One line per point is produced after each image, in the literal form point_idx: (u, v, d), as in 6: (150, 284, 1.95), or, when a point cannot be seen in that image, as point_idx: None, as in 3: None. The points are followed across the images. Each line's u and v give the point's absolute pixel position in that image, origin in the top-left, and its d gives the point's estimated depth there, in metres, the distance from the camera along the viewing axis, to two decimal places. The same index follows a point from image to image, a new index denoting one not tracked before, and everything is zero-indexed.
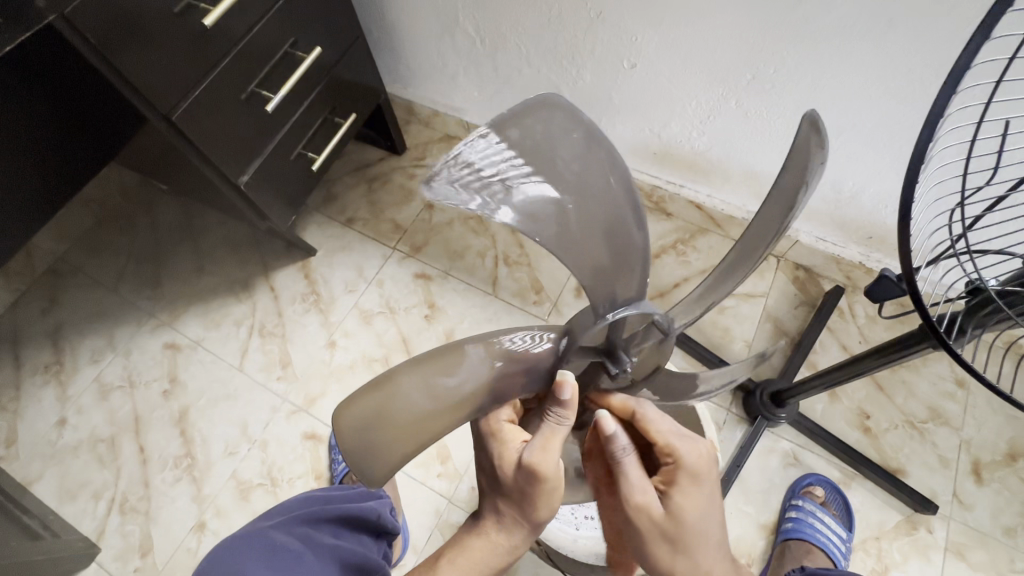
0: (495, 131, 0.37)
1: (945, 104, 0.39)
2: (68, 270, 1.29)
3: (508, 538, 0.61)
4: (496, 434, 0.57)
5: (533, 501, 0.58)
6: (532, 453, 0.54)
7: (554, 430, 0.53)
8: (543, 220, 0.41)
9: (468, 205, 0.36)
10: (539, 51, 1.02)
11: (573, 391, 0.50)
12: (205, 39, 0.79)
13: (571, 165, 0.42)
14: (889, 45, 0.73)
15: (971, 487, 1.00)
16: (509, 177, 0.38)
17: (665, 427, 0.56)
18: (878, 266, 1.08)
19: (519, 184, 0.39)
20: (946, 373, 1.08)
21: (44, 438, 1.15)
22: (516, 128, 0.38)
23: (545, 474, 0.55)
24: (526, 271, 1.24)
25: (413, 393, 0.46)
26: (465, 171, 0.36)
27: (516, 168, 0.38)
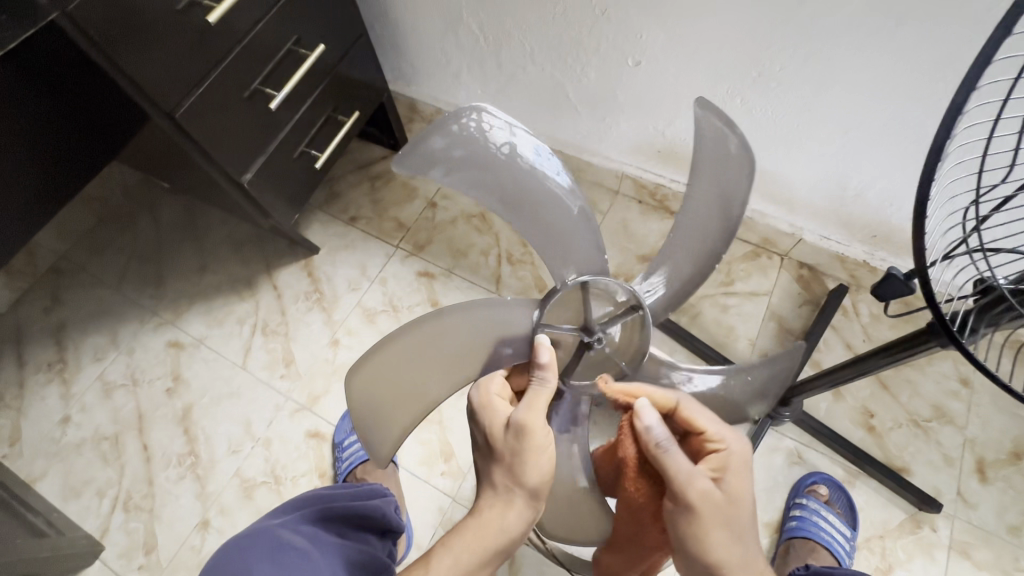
0: (464, 115, 0.49)
1: (963, 100, 0.38)
2: (70, 268, 1.29)
3: (506, 513, 0.58)
4: (486, 403, 0.60)
5: (527, 464, 0.57)
6: (520, 413, 0.56)
7: (537, 392, 0.57)
8: (484, 188, 0.54)
9: (429, 168, 0.51)
10: (544, 49, 1.02)
11: (550, 352, 0.56)
12: (208, 36, 0.79)
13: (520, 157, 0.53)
14: (897, 43, 0.72)
15: (975, 486, 1.00)
16: (466, 152, 0.51)
17: (706, 416, 0.58)
18: (883, 264, 1.07)
19: (471, 157, 0.51)
20: (950, 371, 1.07)
21: (47, 436, 1.16)
22: (479, 113, 0.50)
23: (534, 431, 0.56)
24: (529, 270, 1.24)
25: (408, 360, 0.57)
26: (437, 134, 0.50)
27: (472, 144, 0.51)
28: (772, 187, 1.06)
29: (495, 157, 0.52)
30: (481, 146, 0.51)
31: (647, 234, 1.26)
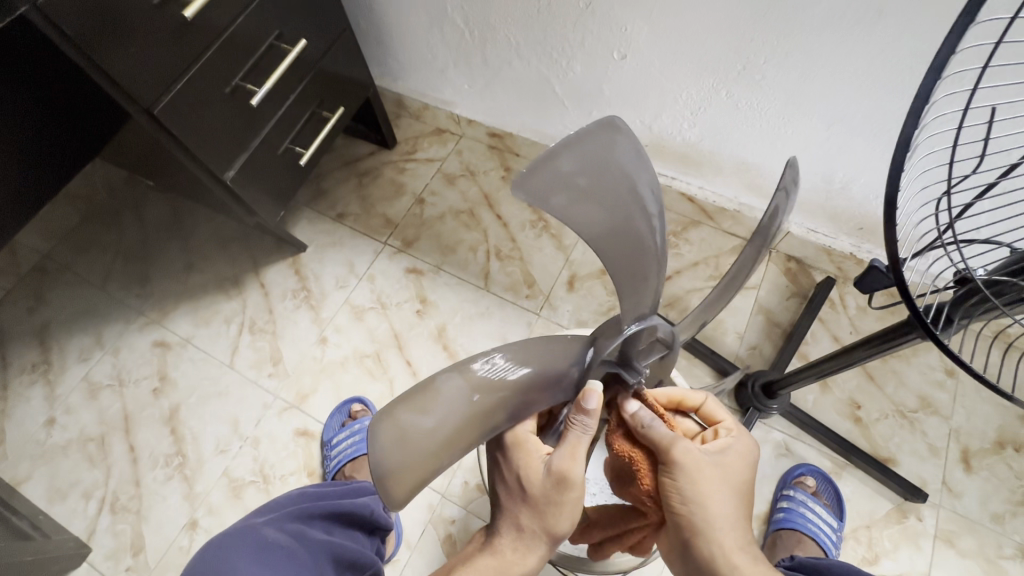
0: (615, 129, 0.42)
1: (929, 92, 0.38)
2: (54, 268, 1.28)
3: (528, 553, 0.62)
4: (519, 443, 0.60)
5: (558, 510, 0.59)
6: (559, 461, 0.58)
7: (579, 438, 0.57)
8: (590, 218, 0.45)
9: (563, 168, 0.41)
10: (529, 43, 1.01)
11: (599, 399, 0.55)
12: (186, 32, 0.78)
13: (636, 198, 0.46)
14: (880, 33, 0.72)
15: (960, 475, 1.01)
16: (599, 166, 0.43)
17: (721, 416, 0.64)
18: (869, 257, 1.08)
19: (601, 174, 0.43)
20: (936, 362, 1.08)
21: (31, 438, 1.14)
22: (621, 140, 0.43)
23: (573, 481, 0.58)
24: (517, 265, 1.23)
25: (410, 402, 0.50)
26: (588, 140, 0.41)
27: (614, 160, 0.43)
28: (759, 180, 1.06)
29: (614, 185, 0.44)
30: (614, 169, 0.44)
31: None
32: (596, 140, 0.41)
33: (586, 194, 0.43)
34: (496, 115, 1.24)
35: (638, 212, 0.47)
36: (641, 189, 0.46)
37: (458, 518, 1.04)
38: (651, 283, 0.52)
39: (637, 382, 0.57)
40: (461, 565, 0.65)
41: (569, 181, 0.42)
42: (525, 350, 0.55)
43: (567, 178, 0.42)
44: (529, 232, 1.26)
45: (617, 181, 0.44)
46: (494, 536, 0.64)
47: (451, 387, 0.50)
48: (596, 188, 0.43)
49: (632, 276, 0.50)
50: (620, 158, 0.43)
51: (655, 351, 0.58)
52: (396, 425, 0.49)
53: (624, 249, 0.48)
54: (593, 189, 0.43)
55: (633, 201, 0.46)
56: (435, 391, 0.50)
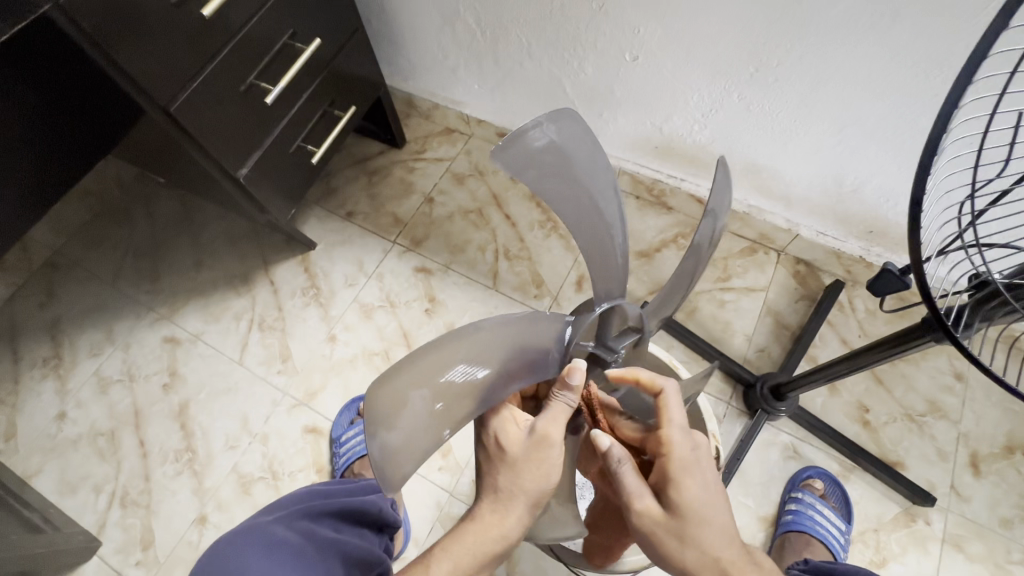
0: (555, 118, 0.49)
1: (959, 96, 0.38)
2: (66, 264, 1.28)
3: (508, 519, 0.60)
4: (496, 411, 0.60)
5: (538, 472, 0.59)
6: (541, 423, 0.58)
7: (562, 408, 0.58)
8: (555, 194, 0.52)
9: (523, 150, 0.48)
10: (541, 44, 1.01)
11: (583, 376, 0.55)
12: (203, 32, 0.79)
13: (587, 174, 0.53)
14: (895, 38, 0.72)
15: (968, 480, 1.01)
16: (552, 147, 0.50)
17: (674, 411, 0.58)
18: (879, 260, 1.08)
19: (554, 153, 0.50)
20: (945, 366, 1.08)
21: (43, 432, 1.15)
22: (559, 126, 0.50)
23: (554, 442, 0.58)
24: (526, 265, 1.24)
25: (372, 418, 0.49)
26: (538, 129, 0.48)
27: (558, 142, 0.50)
28: (769, 182, 1.06)
29: (570, 165, 0.52)
30: (563, 150, 0.51)
31: (645, 229, 1.26)
32: (555, 124, 0.50)
33: (548, 173, 0.50)
34: (507, 116, 1.24)
35: (591, 196, 0.55)
36: (588, 170, 0.53)
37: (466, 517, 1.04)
38: (617, 264, 0.59)
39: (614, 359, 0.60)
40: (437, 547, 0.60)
41: (532, 162, 0.49)
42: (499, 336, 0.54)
43: (529, 159, 0.49)
44: (538, 233, 1.27)
45: (573, 163, 0.52)
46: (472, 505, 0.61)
47: (410, 397, 0.50)
48: (556, 167, 0.51)
49: (598, 248, 0.57)
50: (576, 143, 0.51)
51: (627, 335, 0.62)
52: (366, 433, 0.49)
53: (587, 223, 0.55)
54: (557, 167, 0.51)
55: (587, 182, 0.54)
56: (397, 404, 0.49)
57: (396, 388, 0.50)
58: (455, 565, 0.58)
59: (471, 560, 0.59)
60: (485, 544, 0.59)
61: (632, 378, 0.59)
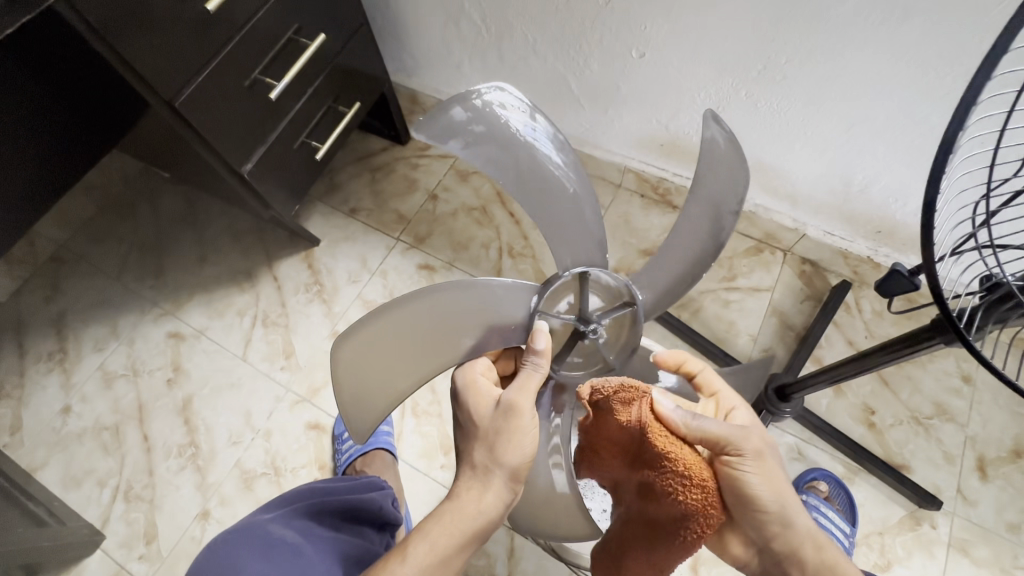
0: (500, 92, 0.52)
1: (978, 90, 0.38)
2: (71, 258, 1.29)
3: (484, 496, 0.57)
4: (470, 383, 0.61)
5: (511, 445, 0.57)
6: (510, 393, 0.59)
7: (531, 374, 0.59)
8: (503, 166, 0.55)
9: (460, 127, 0.51)
10: (546, 40, 1.00)
11: (547, 340, 0.59)
12: (208, 25, 0.78)
13: (539, 144, 0.55)
14: (906, 35, 0.71)
15: (975, 484, 1.00)
16: (497, 119, 0.53)
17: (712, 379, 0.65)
18: (887, 260, 1.07)
19: (501, 126, 0.53)
20: (952, 368, 1.07)
21: (48, 425, 1.16)
22: (506, 99, 0.52)
23: (523, 413, 0.58)
24: (529, 264, 1.23)
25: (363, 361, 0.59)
26: (480, 104, 0.52)
27: (505, 114, 0.53)
28: (775, 181, 1.05)
29: (519, 134, 0.54)
30: (511, 120, 0.53)
31: (649, 228, 1.25)
32: (478, 101, 0.51)
33: (493, 145, 0.54)
34: None
35: (536, 158, 0.56)
36: (541, 139, 0.55)
37: None
38: (583, 225, 0.60)
39: (588, 331, 0.62)
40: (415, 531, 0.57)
41: (472, 137, 0.53)
42: (454, 295, 0.58)
43: (469, 134, 0.52)
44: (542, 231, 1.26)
45: (507, 130, 0.53)
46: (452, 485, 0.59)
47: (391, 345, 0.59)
48: (488, 142, 0.54)
49: (559, 219, 0.59)
50: (508, 114, 0.53)
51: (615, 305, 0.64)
52: (356, 372, 0.59)
53: (545, 194, 0.58)
54: (490, 137, 0.53)
55: (530, 151, 0.55)
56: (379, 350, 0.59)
57: (360, 352, 0.59)
58: (432, 548, 0.55)
59: (449, 541, 0.55)
60: (461, 523, 0.56)
61: (676, 358, 0.65)
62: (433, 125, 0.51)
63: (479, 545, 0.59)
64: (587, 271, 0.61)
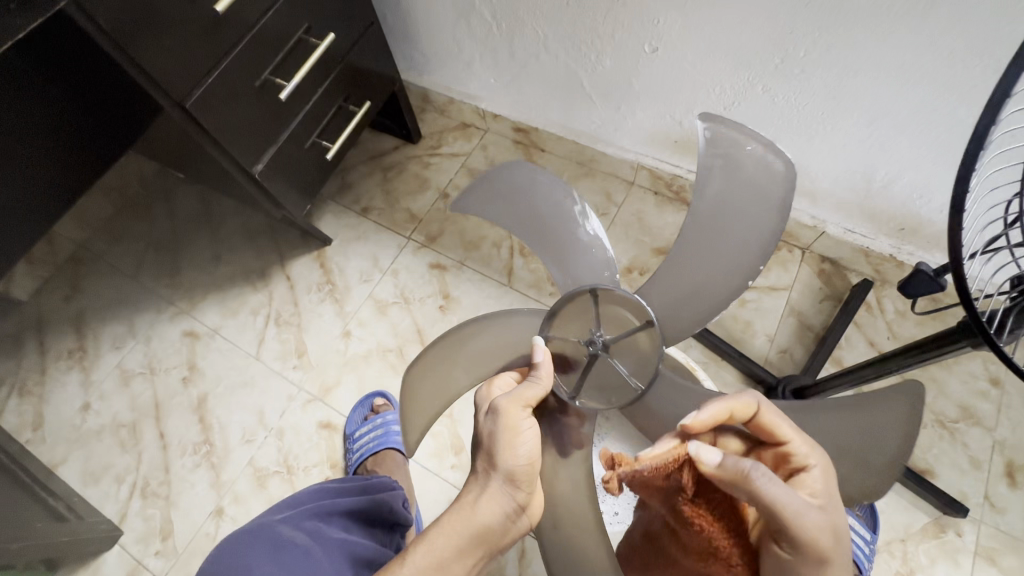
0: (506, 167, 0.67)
1: (1014, 80, 0.36)
2: (89, 258, 1.31)
3: (482, 502, 0.56)
4: (483, 394, 0.61)
5: (507, 452, 0.56)
6: (503, 401, 0.58)
7: (530, 387, 0.59)
8: (509, 219, 0.68)
9: (475, 196, 0.68)
10: (557, 36, 0.99)
11: (544, 351, 0.62)
12: (217, 26, 0.78)
13: (541, 194, 0.67)
14: (932, 25, 0.68)
15: (1004, 491, 0.97)
16: (505, 184, 0.67)
17: (780, 420, 0.55)
18: (910, 258, 1.03)
19: (507, 187, 0.67)
20: (979, 371, 1.03)
21: (68, 422, 1.18)
22: (508, 169, 0.66)
23: (514, 419, 0.57)
24: (541, 262, 1.22)
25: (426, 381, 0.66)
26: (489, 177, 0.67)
27: (511, 179, 0.67)
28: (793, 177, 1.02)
29: (522, 189, 0.67)
30: (514, 181, 0.67)
31: (663, 226, 1.23)
32: (502, 171, 0.67)
33: (502, 203, 0.68)
34: (523, 109, 1.22)
35: (540, 206, 0.67)
36: (542, 191, 0.66)
37: None
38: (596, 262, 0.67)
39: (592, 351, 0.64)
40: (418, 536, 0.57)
41: (485, 200, 0.68)
42: (490, 327, 0.67)
43: (483, 199, 0.68)
44: None
45: (512, 190, 0.67)
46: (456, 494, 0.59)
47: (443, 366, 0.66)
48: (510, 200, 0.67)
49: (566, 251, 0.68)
50: (525, 178, 0.66)
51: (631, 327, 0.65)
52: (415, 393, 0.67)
53: (548, 234, 0.68)
54: (499, 199, 0.68)
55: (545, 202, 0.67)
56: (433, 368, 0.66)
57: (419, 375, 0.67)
58: (430, 552, 0.55)
59: (449, 546, 0.55)
60: (462, 529, 0.56)
61: (723, 411, 0.54)
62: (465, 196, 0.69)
63: (488, 554, 0.58)
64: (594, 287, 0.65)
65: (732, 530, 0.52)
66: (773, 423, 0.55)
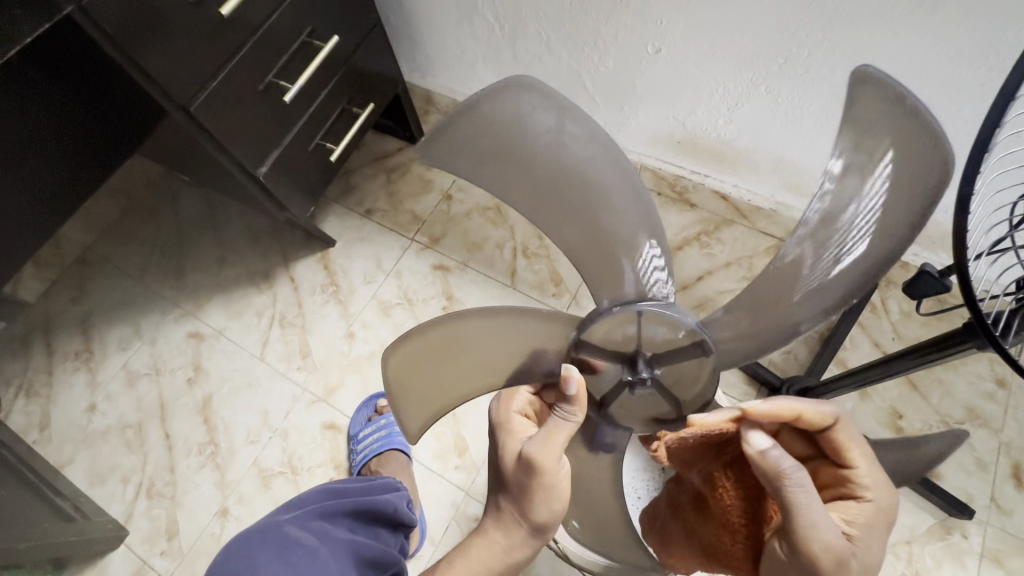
0: (526, 85, 0.48)
1: (1018, 81, 0.36)
2: (96, 260, 1.32)
3: (511, 538, 0.62)
4: (510, 429, 0.60)
5: (536, 500, 0.59)
6: (532, 452, 0.57)
7: (559, 425, 0.56)
8: (514, 165, 0.51)
9: (468, 119, 0.49)
10: (560, 38, 0.99)
11: (577, 386, 0.53)
12: (221, 29, 0.79)
13: (571, 137, 0.51)
14: (936, 25, 0.68)
15: (1010, 492, 0.96)
16: (518, 114, 0.49)
17: (856, 444, 0.54)
18: (916, 259, 1.04)
19: (521, 120, 0.49)
20: (985, 371, 1.03)
21: (75, 423, 1.19)
22: (529, 94, 0.48)
23: (546, 469, 0.57)
24: (544, 263, 1.22)
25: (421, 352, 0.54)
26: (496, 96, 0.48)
27: (531, 106, 0.49)
28: (797, 178, 1.02)
29: (544, 128, 0.50)
30: (534, 112, 0.49)
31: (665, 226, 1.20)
32: (488, 103, 0.48)
33: (508, 139, 0.50)
34: None
35: (564, 155, 0.51)
36: (568, 138, 0.51)
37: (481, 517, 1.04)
38: (627, 228, 0.55)
39: (635, 379, 0.56)
40: (451, 553, 0.66)
41: (483, 130, 0.49)
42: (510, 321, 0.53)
43: (480, 128, 0.49)
44: None
45: (526, 128, 0.49)
46: (482, 519, 0.65)
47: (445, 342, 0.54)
48: (503, 149, 0.50)
49: (585, 219, 0.55)
50: (550, 115, 0.49)
51: (684, 352, 0.55)
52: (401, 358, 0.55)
53: (564, 197, 0.54)
54: (505, 135, 0.49)
55: (558, 149, 0.51)
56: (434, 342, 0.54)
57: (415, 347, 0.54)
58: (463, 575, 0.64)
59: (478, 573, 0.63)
60: (491, 558, 0.63)
61: (795, 411, 0.53)
62: (430, 148, 0.50)
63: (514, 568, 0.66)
64: (641, 310, 0.53)
65: (751, 515, 0.53)
66: (846, 442, 0.54)
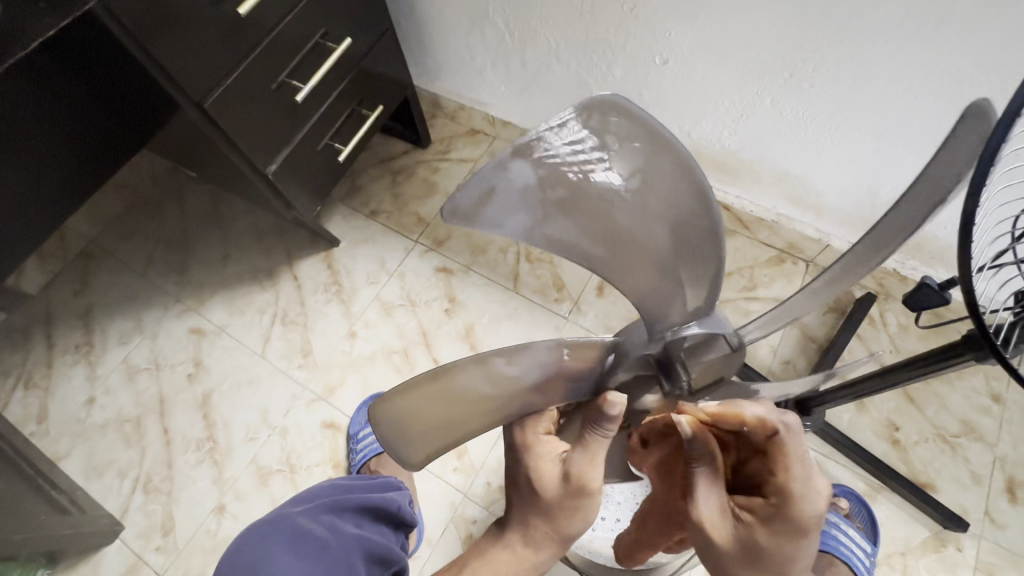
0: (615, 111, 0.43)
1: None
2: (99, 253, 1.32)
3: (543, 547, 0.64)
4: (539, 452, 0.58)
5: (572, 513, 0.60)
6: (575, 470, 0.57)
7: (599, 443, 0.56)
8: (591, 204, 0.45)
9: (550, 148, 0.42)
10: (569, 47, 1.01)
11: (622, 409, 0.50)
12: (239, 28, 0.80)
13: (654, 170, 0.46)
14: (937, 43, 0.70)
15: (1004, 505, 0.97)
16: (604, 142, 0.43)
17: (796, 457, 0.49)
18: (914, 273, 1.07)
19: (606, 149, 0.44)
20: (981, 386, 1.04)
21: (72, 416, 1.19)
22: (617, 119, 0.43)
23: (589, 485, 0.58)
24: (547, 269, 1.23)
25: (426, 397, 0.48)
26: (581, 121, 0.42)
27: (618, 135, 0.43)
28: (799, 190, 1.03)
29: (631, 159, 0.44)
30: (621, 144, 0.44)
31: None
32: (565, 132, 0.42)
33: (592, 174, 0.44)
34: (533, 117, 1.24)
35: (645, 190, 0.46)
36: (652, 173, 0.46)
37: (479, 519, 1.04)
38: (696, 270, 0.50)
39: (673, 388, 0.54)
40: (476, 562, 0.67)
41: (566, 162, 0.43)
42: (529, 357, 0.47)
43: (564, 159, 0.42)
44: None
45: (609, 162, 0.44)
46: (506, 532, 0.65)
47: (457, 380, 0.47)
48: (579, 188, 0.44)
49: (652, 263, 0.50)
50: (635, 146, 0.44)
51: (715, 352, 0.53)
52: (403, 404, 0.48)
53: (638, 239, 0.48)
54: (587, 169, 0.44)
55: (642, 186, 0.46)
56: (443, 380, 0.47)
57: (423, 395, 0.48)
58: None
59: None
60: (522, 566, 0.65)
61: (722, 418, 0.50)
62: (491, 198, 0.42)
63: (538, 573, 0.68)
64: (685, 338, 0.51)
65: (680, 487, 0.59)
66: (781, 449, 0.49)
